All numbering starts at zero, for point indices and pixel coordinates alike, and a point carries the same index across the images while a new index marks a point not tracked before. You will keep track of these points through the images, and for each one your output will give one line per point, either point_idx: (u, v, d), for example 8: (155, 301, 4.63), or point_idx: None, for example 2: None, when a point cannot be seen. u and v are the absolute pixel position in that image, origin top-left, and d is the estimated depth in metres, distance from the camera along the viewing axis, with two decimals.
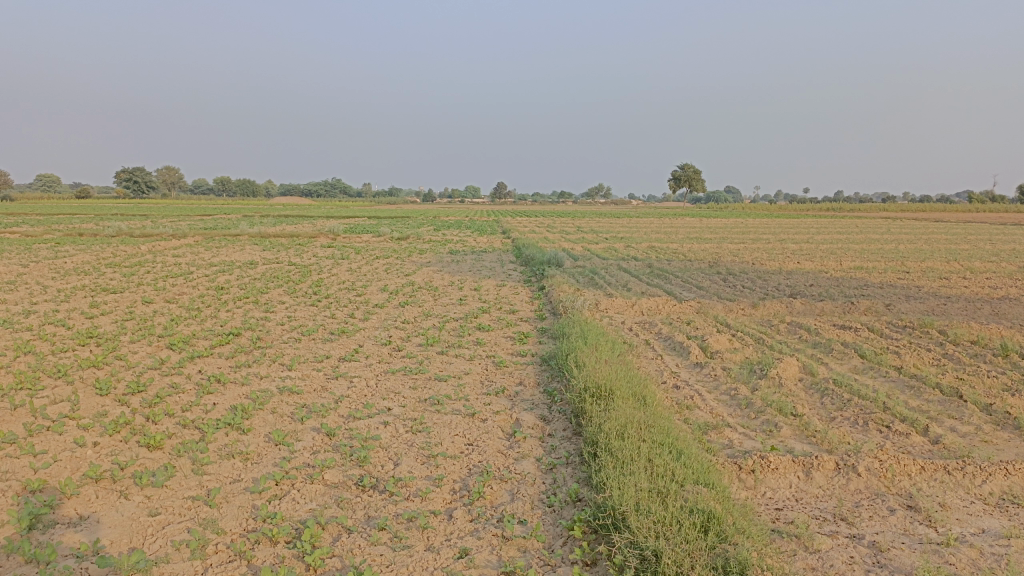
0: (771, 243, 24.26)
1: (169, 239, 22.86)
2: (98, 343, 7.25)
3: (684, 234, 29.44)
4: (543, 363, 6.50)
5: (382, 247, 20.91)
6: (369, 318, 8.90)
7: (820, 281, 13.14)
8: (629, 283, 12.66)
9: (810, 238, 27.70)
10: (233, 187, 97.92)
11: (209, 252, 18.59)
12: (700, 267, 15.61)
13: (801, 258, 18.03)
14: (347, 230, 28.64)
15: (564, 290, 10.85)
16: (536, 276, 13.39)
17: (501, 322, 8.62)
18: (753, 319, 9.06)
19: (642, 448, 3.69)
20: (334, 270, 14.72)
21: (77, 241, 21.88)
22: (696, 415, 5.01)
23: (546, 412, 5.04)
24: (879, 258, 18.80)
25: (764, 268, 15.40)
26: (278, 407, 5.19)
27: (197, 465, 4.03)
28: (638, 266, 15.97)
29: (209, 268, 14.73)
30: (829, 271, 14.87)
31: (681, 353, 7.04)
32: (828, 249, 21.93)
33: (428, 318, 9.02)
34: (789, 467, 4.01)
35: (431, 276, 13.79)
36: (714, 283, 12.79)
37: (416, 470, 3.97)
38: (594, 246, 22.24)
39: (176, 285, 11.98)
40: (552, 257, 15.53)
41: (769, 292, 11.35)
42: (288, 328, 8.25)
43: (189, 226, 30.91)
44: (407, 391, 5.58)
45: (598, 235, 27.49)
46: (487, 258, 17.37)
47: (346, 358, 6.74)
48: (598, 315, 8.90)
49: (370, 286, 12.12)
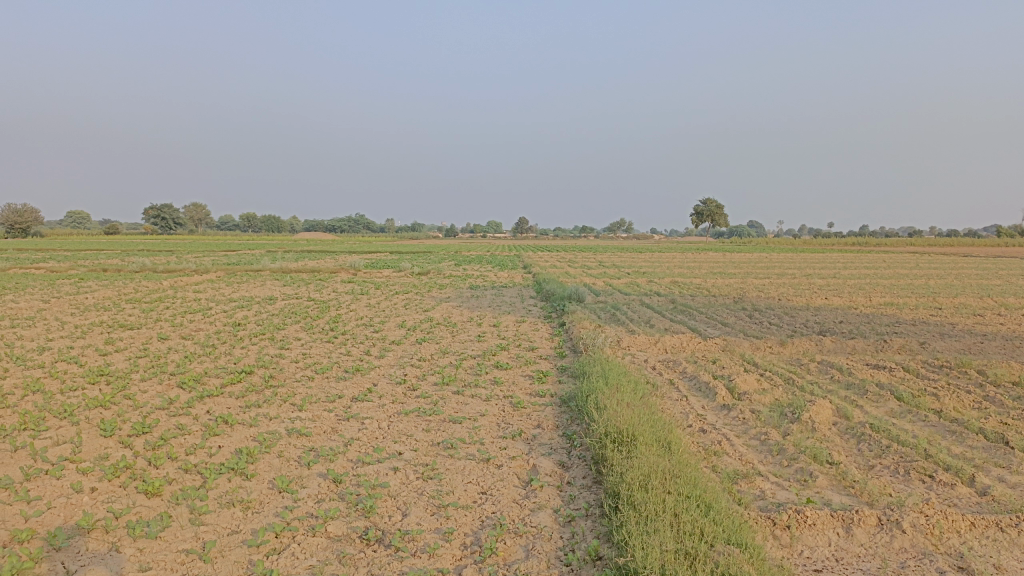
0: (796, 278, 23.87)
1: (191, 275, 22.98)
2: (109, 381, 7.11)
3: (707, 269, 29.12)
4: (562, 404, 6.24)
5: (402, 282, 20.83)
6: (385, 356, 8.71)
7: (849, 317, 12.78)
8: (652, 319, 12.39)
9: (836, 273, 27.26)
10: (258, 223, 99.13)
11: (229, 287, 18.59)
12: (725, 303, 15.30)
13: (828, 294, 17.65)
14: (368, 265, 28.65)
15: (585, 327, 10.59)
16: (557, 312, 13.17)
17: (520, 360, 8.39)
18: (781, 358, 8.75)
19: (667, 502, 3.42)
20: (353, 306, 14.62)
21: (100, 277, 22.05)
22: (724, 463, 4.73)
23: (565, 458, 4.78)
24: (908, 294, 18.36)
25: (791, 304, 15.05)
26: (285, 450, 4.98)
27: (194, 515, 3.81)
28: (661, 302, 15.70)
29: (228, 304, 14.67)
30: (857, 308, 14.50)
31: (706, 394, 6.75)
32: (855, 284, 21.50)
33: (446, 355, 8.81)
34: (827, 522, 3.72)
35: (450, 311, 13.62)
36: (739, 319, 12.47)
37: (425, 521, 3.73)
38: (615, 281, 21.98)
39: (193, 321, 11.89)
40: (573, 293, 15.31)
41: (796, 329, 11.03)
42: (302, 366, 8.08)
43: (212, 262, 31.16)
44: (420, 434, 5.35)
45: (620, 270, 27.28)
46: (507, 294, 17.19)
47: (359, 398, 6.53)
48: (620, 353, 8.64)
49: (388, 322, 11.96)
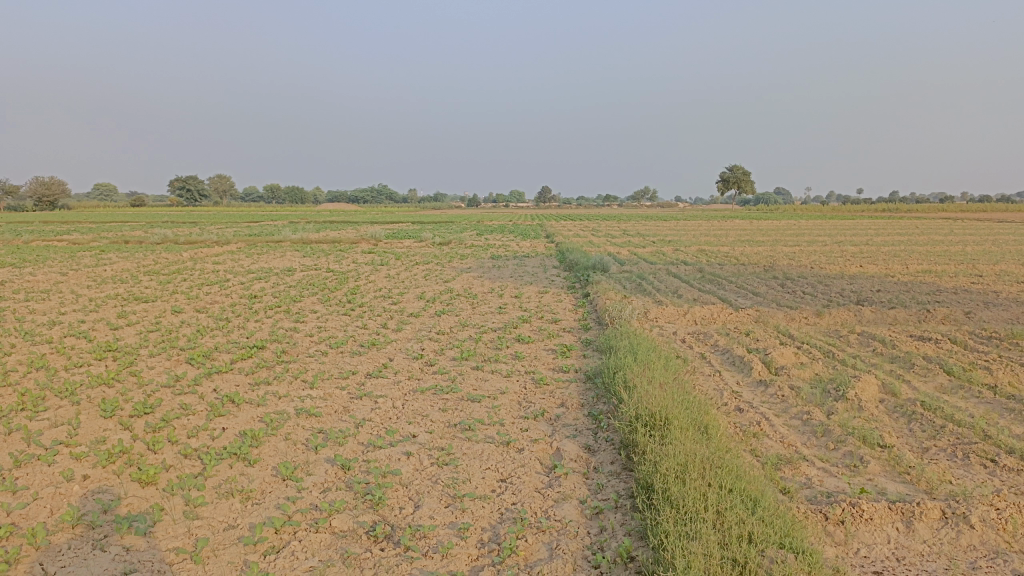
0: (827, 245, 23.19)
1: (212, 246, 22.86)
2: (116, 358, 6.87)
3: (735, 237, 28.44)
4: (587, 381, 5.87)
5: (423, 253, 20.51)
6: (402, 329, 8.38)
7: (887, 286, 12.22)
8: (679, 289, 11.94)
9: (869, 239, 26.45)
10: (281, 195, 99.26)
11: (249, 259, 18.39)
12: (754, 272, 14.79)
13: (862, 261, 17.03)
14: (389, 236, 28.35)
15: (611, 298, 10.18)
16: (580, 282, 12.78)
17: (542, 334, 8.02)
18: (818, 329, 8.29)
19: (709, 497, 3.05)
20: (372, 277, 14.31)
21: (122, 249, 22.01)
22: (764, 447, 4.34)
23: (591, 442, 4.41)
24: (947, 260, 17.65)
25: (824, 272, 14.49)
26: (291, 433, 4.67)
27: (188, 507, 3.51)
28: (688, 271, 15.22)
29: (246, 276, 14.44)
30: (894, 275, 13.90)
31: (741, 369, 6.33)
32: (890, 250, 20.78)
33: (465, 328, 8.46)
34: (885, 516, 3.32)
35: (471, 282, 13.27)
36: (770, 289, 11.98)
37: (438, 515, 3.39)
38: (641, 250, 21.45)
39: (210, 294, 11.66)
40: (598, 262, 14.86)
41: (832, 298, 10.54)
42: (316, 340, 7.78)
43: (234, 233, 31.04)
44: (436, 414, 5.01)
45: (645, 239, 26.75)
46: (530, 263, 16.80)
47: (373, 374, 6.21)
48: (647, 325, 8.23)
49: (407, 293, 11.64)
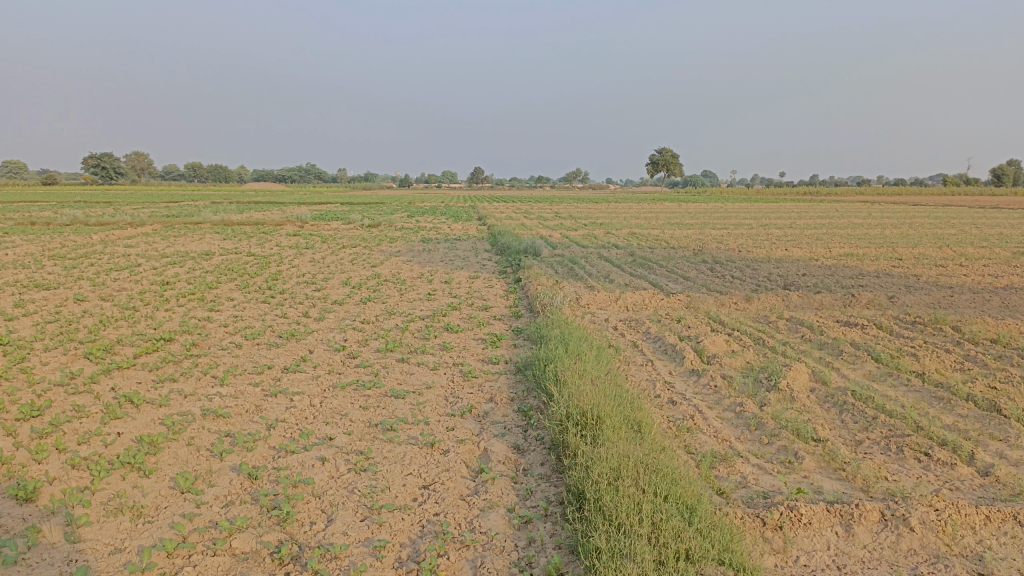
0: (753, 228, 23.58)
1: (126, 228, 21.70)
2: (5, 352, 6.26)
3: (664, 220, 28.69)
4: (517, 374, 5.63)
5: (350, 235, 19.92)
6: (325, 318, 7.97)
7: (812, 270, 12.40)
8: (611, 273, 11.83)
9: (794, 223, 27.06)
10: (204, 173, 95.78)
11: (165, 242, 17.46)
12: (684, 256, 14.84)
13: (787, 245, 17.32)
14: (316, 218, 27.55)
15: (542, 284, 9.97)
16: (512, 267, 12.55)
17: (471, 322, 7.74)
18: (748, 315, 8.27)
19: (644, 506, 2.85)
20: (295, 261, 13.76)
21: (26, 231, 20.66)
22: (699, 444, 4.19)
23: (520, 441, 4.18)
24: (867, 244, 18.12)
25: (752, 256, 14.65)
26: (196, 438, 4.27)
27: (68, 528, 3.11)
28: (619, 255, 15.16)
29: (160, 260, 13.67)
30: (819, 259, 14.15)
31: (673, 359, 6.20)
32: (814, 234, 21.24)
33: (391, 317, 8.11)
34: (824, 520, 3.20)
35: (399, 266, 12.88)
36: (700, 273, 11.99)
37: (353, 531, 3.10)
38: (573, 234, 21.36)
39: (119, 280, 10.94)
40: (529, 246, 14.65)
41: (761, 283, 10.59)
42: (231, 331, 7.31)
43: (151, 213, 29.57)
44: (356, 413, 4.69)
45: (577, 221, 26.72)
46: (460, 247, 16.48)
47: (290, 368, 5.83)
48: (579, 312, 8.05)
49: (331, 279, 11.17)
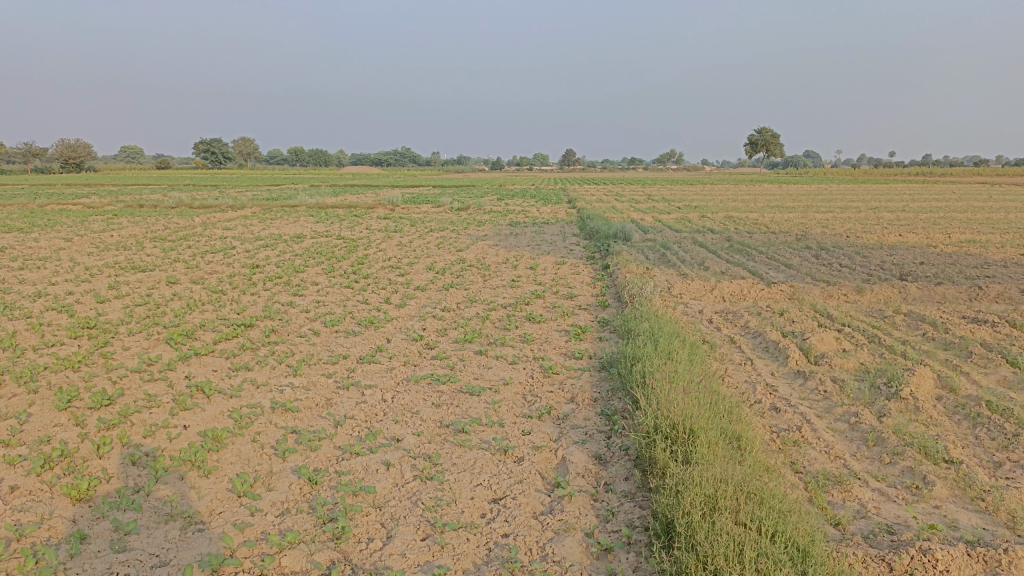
0: (861, 212, 22.14)
1: (226, 210, 22.37)
2: (91, 336, 6.33)
3: (763, 202, 27.38)
4: (602, 371, 5.23)
5: (438, 219, 19.83)
6: (405, 305, 7.75)
7: (930, 258, 11.35)
8: (706, 260, 11.19)
9: (907, 206, 25.27)
10: (305, 157, 98.83)
11: (260, 224, 17.84)
12: (785, 241, 13.94)
13: (900, 230, 16.07)
14: (407, 200, 27.68)
15: (632, 271, 9.47)
16: (600, 252, 12.07)
17: (555, 312, 7.36)
18: (859, 309, 7.54)
19: (744, 548, 2.41)
20: (382, 245, 13.71)
21: (135, 213, 21.56)
22: (807, 463, 3.69)
23: (602, 451, 3.78)
24: (991, 229, 16.61)
25: (861, 242, 13.61)
26: (261, 435, 4.09)
27: (116, 535, 2.94)
28: (715, 240, 14.41)
29: (252, 242, 13.89)
30: (937, 246, 13.01)
31: (776, 357, 5.65)
32: (929, 218, 19.71)
33: (473, 305, 7.82)
34: (965, 568, 2.67)
35: (485, 251, 12.63)
36: (804, 261, 11.17)
37: (411, 552, 2.80)
38: (666, 217, 20.59)
39: (211, 263, 11.12)
40: (619, 230, 14.10)
41: (872, 273, 9.74)
42: (311, 317, 7.19)
43: (251, 197, 30.46)
44: (428, 411, 4.41)
45: (670, 204, 25.83)
46: (548, 231, 16.08)
47: (365, 359, 5.62)
48: (671, 303, 7.54)
49: (416, 264, 11.00)
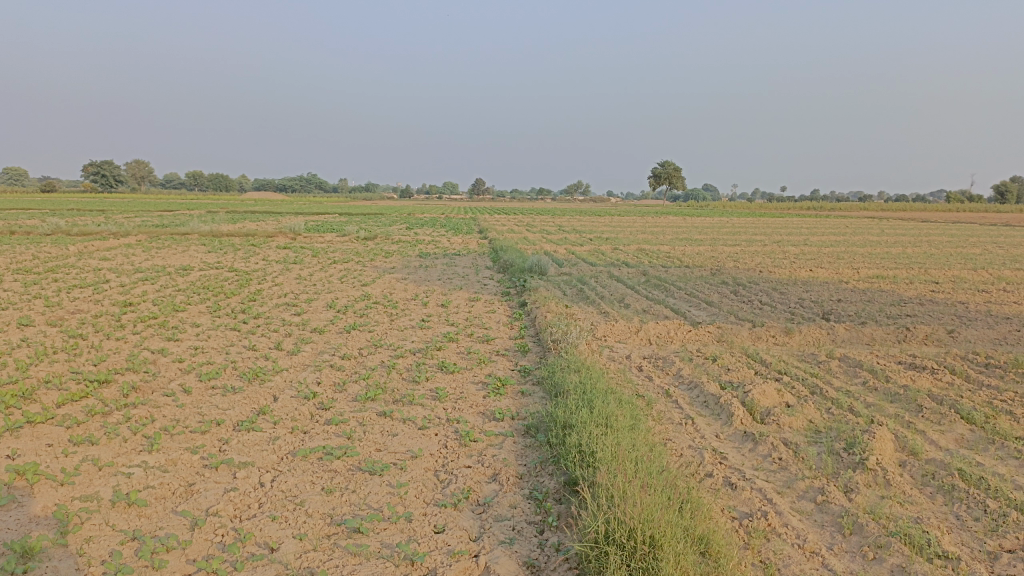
0: (767, 246, 22.50)
1: (108, 238, 20.56)
2: None
3: (671, 235, 27.58)
4: (527, 438, 4.47)
5: (343, 249, 18.77)
6: (299, 353, 6.80)
7: (847, 296, 11.24)
8: (627, 297, 10.69)
9: (809, 239, 25.95)
10: (204, 181, 94.95)
11: (143, 255, 16.30)
12: (701, 276, 13.67)
13: (809, 265, 16.18)
14: (309, 229, 26.39)
15: (552, 310, 8.82)
16: (516, 287, 11.41)
17: (471, 360, 6.58)
18: (792, 353, 7.10)
19: None
20: (280, 278, 12.62)
21: (2, 240, 19.48)
22: (782, 565, 3.03)
23: (535, 557, 3.01)
24: (893, 264, 16.98)
25: (775, 277, 13.51)
26: (91, 545, 3.12)
27: None
28: (631, 274, 14.02)
29: (132, 275, 12.53)
30: (849, 282, 13.02)
31: (718, 415, 5.03)
32: (833, 252, 20.15)
33: (378, 351, 6.95)
34: None
35: (392, 286, 11.74)
36: (724, 297, 10.84)
37: None
38: (579, 249, 20.23)
39: (77, 300, 9.77)
40: (534, 263, 13.48)
41: (795, 311, 9.44)
42: (185, 369, 6.14)
43: (139, 223, 28.36)
44: (316, 500, 3.53)
45: (582, 236, 25.66)
46: (460, 263, 15.37)
47: (243, 425, 4.66)
48: (596, 348, 6.89)
49: (316, 301, 10.01)
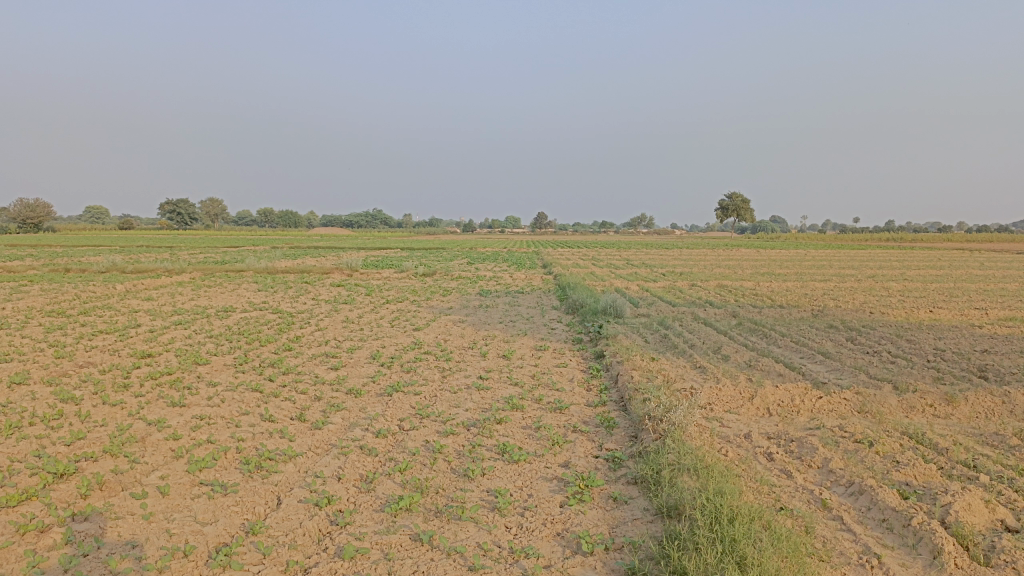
0: (861, 280, 20.43)
1: (161, 276, 19.83)
2: None
3: (751, 269, 25.50)
4: None
5: (399, 287, 17.50)
6: (323, 428, 5.37)
7: (992, 344, 9.28)
8: (723, 345, 9.02)
9: (908, 274, 23.62)
10: (274, 219, 96.50)
11: (188, 294, 15.33)
12: (802, 318, 11.86)
13: (923, 305, 14.09)
14: (367, 265, 25.33)
15: (638, 366, 7.24)
16: (588, 334, 9.88)
17: (540, 441, 5.02)
18: (970, 433, 5.31)
19: None
20: (326, 321, 11.35)
21: (54, 279, 18.91)
22: None
23: None
24: (1020, 302, 14.81)
25: (891, 320, 11.60)
26: None
27: None
28: (720, 316, 12.31)
29: (166, 318, 11.43)
30: (981, 326, 11.05)
31: (917, 552, 3.36)
32: (942, 289, 17.97)
33: (423, 424, 5.47)
34: None
35: (447, 331, 10.34)
36: (840, 347, 9.03)
37: None
38: (653, 285, 18.58)
39: (92, 351, 8.63)
40: (608, 304, 11.85)
41: (938, 367, 7.62)
42: (173, 453, 4.76)
43: (197, 260, 27.89)
44: None
45: (653, 270, 24.08)
46: (525, 303, 13.92)
47: (219, 560, 3.23)
48: (705, 427, 5.25)
49: (360, 351, 8.67)
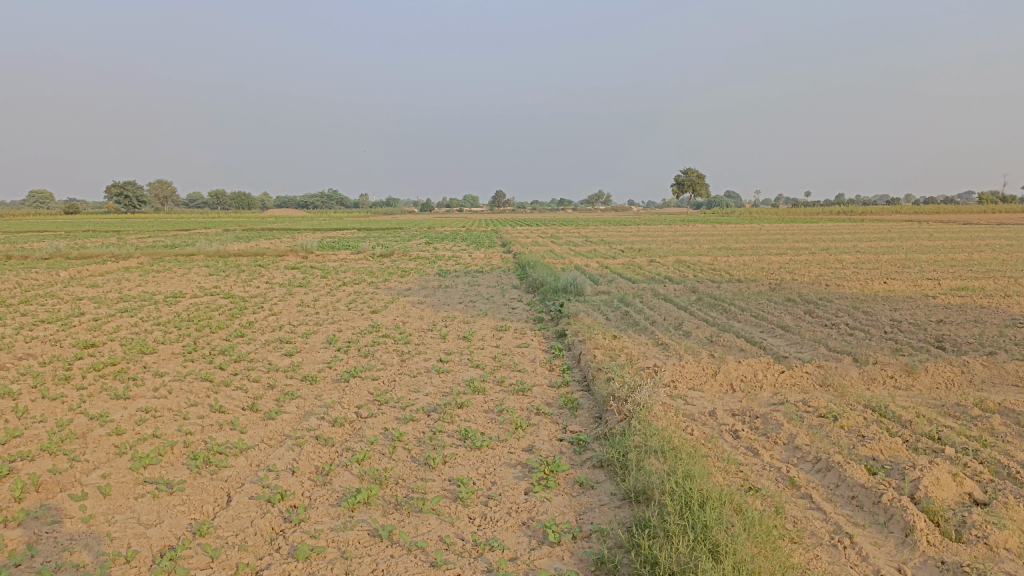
0: (816, 253, 20.69)
1: (107, 262, 19.16)
2: None
3: (708, 244, 25.67)
4: None
5: (356, 268, 17.17)
6: (277, 418, 5.15)
7: (946, 314, 9.41)
8: (684, 321, 8.98)
9: (861, 246, 24.02)
10: (227, 201, 94.39)
11: (136, 280, 14.81)
12: (760, 292, 11.92)
13: (878, 276, 14.29)
14: (323, 247, 24.87)
15: (600, 345, 7.14)
16: (549, 312, 9.76)
17: (503, 425, 4.88)
18: (932, 405, 5.31)
19: None
20: (280, 305, 11.04)
21: None
22: None
23: None
24: (970, 272, 15.12)
25: (847, 292, 11.72)
26: None
27: None
28: (679, 291, 12.31)
29: (112, 306, 11.00)
30: (934, 296, 11.21)
31: (888, 530, 3.31)
32: (895, 260, 18.29)
33: (381, 411, 5.28)
34: None
35: (405, 313, 10.13)
36: (800, 320, 9.06)
37: None
38: (613, 262, 18.55)
39: (32, 342, 8.22)
40: (569, 282, 11.75)
41: (896, 338, 7.67)
42: (116, 450, 4.50)
43: (146, 244, 27.06)
44: None
45: (612, 246, 24.08)
46: (484, 283, 13.75)
47: (163, 565, 3.03)
48: (669, 406, 5.16)
49: (315, 336, 8.42)
